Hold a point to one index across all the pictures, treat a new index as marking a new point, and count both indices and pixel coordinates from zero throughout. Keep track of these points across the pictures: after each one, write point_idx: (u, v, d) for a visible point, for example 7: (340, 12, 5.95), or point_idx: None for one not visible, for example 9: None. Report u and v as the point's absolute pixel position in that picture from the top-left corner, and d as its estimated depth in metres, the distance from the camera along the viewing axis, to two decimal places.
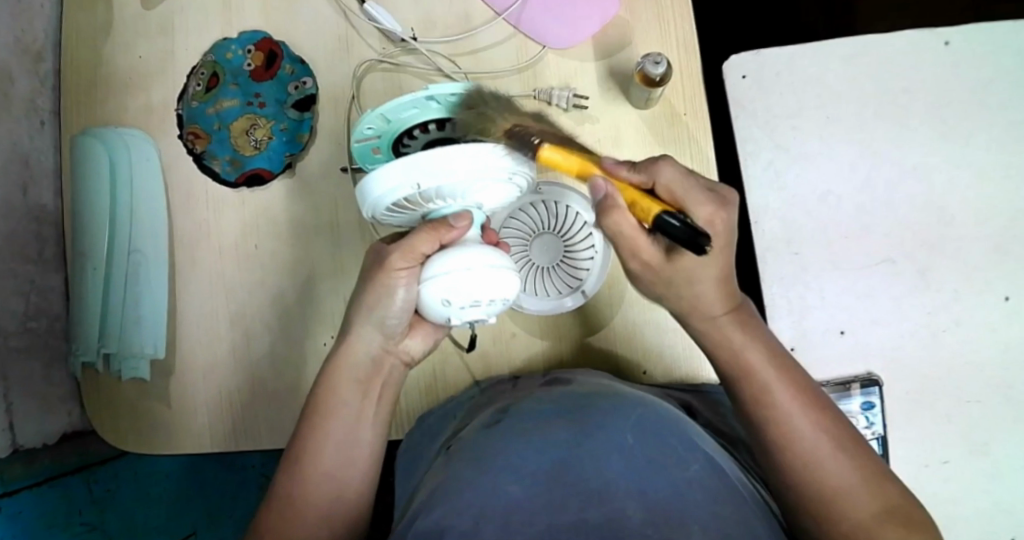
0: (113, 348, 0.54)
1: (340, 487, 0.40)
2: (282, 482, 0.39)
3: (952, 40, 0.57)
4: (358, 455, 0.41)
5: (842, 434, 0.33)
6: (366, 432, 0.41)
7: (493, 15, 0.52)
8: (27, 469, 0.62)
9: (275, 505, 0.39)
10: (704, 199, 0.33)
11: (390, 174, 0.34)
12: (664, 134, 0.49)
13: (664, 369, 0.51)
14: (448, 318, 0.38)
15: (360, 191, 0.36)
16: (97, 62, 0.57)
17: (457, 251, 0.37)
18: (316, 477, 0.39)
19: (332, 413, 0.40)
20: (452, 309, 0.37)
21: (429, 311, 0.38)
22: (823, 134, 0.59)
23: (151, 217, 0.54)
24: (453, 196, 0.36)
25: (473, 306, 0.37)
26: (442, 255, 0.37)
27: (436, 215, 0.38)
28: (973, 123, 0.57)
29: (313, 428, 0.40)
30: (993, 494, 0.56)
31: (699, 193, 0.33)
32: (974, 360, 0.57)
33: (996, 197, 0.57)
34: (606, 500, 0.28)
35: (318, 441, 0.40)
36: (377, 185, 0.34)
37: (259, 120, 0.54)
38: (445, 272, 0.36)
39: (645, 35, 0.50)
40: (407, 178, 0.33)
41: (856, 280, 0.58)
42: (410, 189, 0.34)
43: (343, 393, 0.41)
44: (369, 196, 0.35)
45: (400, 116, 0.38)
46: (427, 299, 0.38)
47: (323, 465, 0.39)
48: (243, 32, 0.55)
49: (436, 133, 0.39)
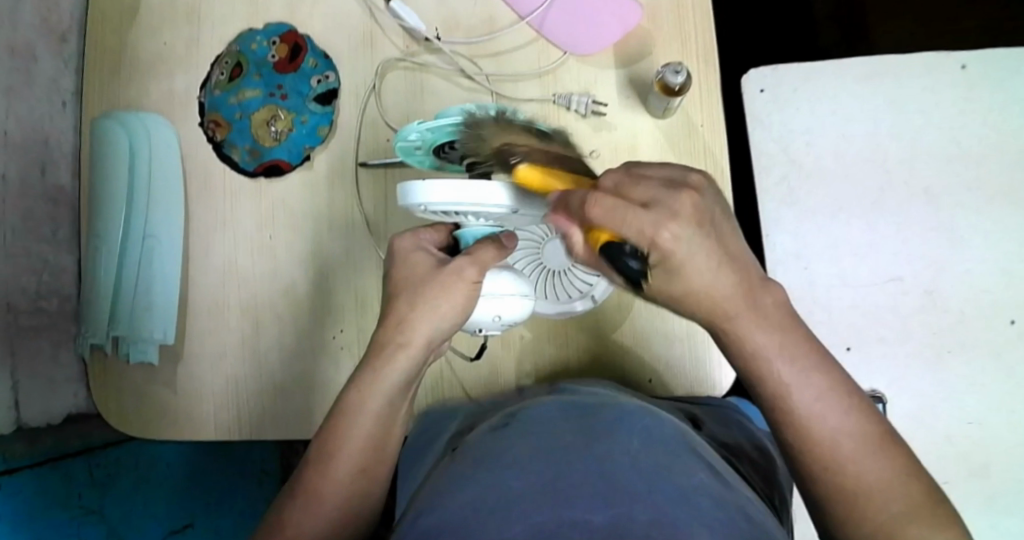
0: (123, 331, 0.54)
1: (365, 484, 0.40)
2: (306, 473, 0.39)
3: (968, 64, 0.58)
4: (388, 451, 0.41)
5: (875, 433, 0.31)
6: (397, 430, 0.41)
7: (516, 19, 0.53)
8: (31, 447, 0.63)
9: (302, 499, 0.38)
10: (650, 222, 0.29)
11: (447, 188, 0.36)
12: (680, 144, 0.50)
13: (667, 377, 0.51)
14: (481, 328, 0.44)
15: (428, 188, 0.36)
16: (121, 45, 0.57)
17: (509, 276, 0.44)
18: (340, 479, 0.38)
19: (365, 409, 0.39)
20: (500, 322, 0.44)
21: (469, 323, 0.44)
22: (837, 152, 0.59)
23: (167, 203, 0.55)
24: (504, 218, 0.40)
25: (515, 319, 0.45)
26: (496, 276, 0.43)
27: (472, 236, 0.43)
28: (985, 146, 0.58)
29: (339, 430, 0.39)
30: (992, 515, 0.56)
31: (631, 213, 0.29)
32: (980, 380, 0.57)
33: (1006, 221, 0.58)
34: (610, 503, 0.27)
35: (347, 437, 0.39)
36: (454, 197, 0.36)
37: (279, 112, 0.55)
38: (504, 294, 0.43)
39: (666, 46, 0.51)
40: (464, 196, 0.36)
41: (863, 298, 0.59)
42: (462, 205, 0.36)
43: (382, 391, 0.39)
44: (414, 201, 0.36)
45: (461, 130, 0.41)
46: (478, 314, 0.43)
47: (352, 463, 0.39)
48: (268, 25, 0.56)
49: (472, 143, 0.41)
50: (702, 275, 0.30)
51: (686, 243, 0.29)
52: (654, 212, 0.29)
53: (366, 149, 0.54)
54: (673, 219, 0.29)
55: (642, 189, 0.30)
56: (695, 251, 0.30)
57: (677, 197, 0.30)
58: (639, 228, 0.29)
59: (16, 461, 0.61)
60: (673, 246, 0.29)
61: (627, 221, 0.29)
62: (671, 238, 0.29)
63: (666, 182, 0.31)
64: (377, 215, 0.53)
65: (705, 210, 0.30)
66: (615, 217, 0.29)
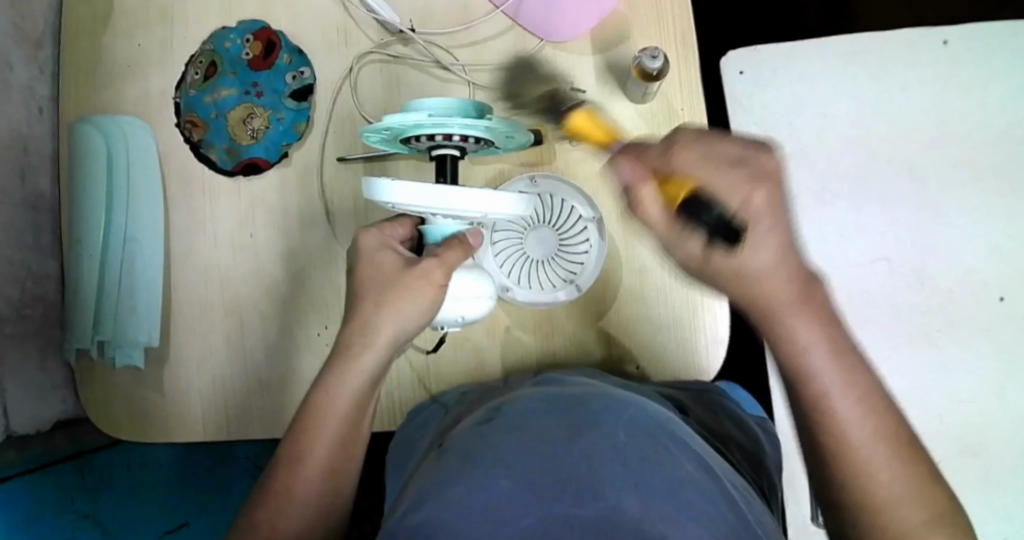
0: (108, 336, 0.54)
1: (337, 480, 0.38)
2: (277, 471, 0.37)
3: (951, 40, 0.57)
4: (357, 444, 0.40)
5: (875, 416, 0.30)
6: (365, 423, 0.41)
7: (492, 8, 0.53)
8: (21, 455, 0.63)
9: (272, 497, 0.37)
10: (742, 181, 0.28)
11: (415, 188, 0.36)
12: (660, 129, 0.49)
13: (654, 364, 0.51)
14: (442, 325, 0.45)
15: (394, 187, 0.35)
16: (95, 48, 0.57)
17: (475, 275, 0.44)
18: (311, 472, 0.37)
19: (334, 403, 0.38)
20: (462, 321, 0.45)
21: (437, 318, 0.44)
22: (820, 133, 0.59)
23: (146, 205, 0.54)
24: (471, 218, 0.41)
25: (475, 321, 0.46)
26: (462, 275, 0.44)
27: (438, 233, 0.42)
28: (969, 122, 0.57)
29: (311, 429, 0.38)
30: (985, 493, 0.56)
31: (727, 172, 0.28)
32: (969, 358, 0.57)
33: (992, 196, 0.57)
34: (598, 497, 0.26)
35: (315, 432, 0.38)
36: (421, 197, 0.35)
37: (256, 110, 0.54)
38: (470, 294, 0.44)
39: (644, 30, 0.51)
40: (436, 198, 0.36)
41: (849, 279, 0.58)
42: (429, 206, 0.36)
43: (350, 382, 0.39)
44: (379, 199, 0.36)
45: (427, 126, 0.37)
46: (444, 311, 0.44)
47: (321, 458, 0.38)
48: (242, 22, 0.55)
49: (443, 141, 0.40)
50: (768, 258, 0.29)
51: (776, 205, 0.29)
52: (746, 172, 0.28)
53: (346, 145, 0.53)
54: (767, 182, 0.28)
55: (726, 146, 0.29)
56: (776, 227, 0.29)
57: (761, 156, 0.29)
58: (734, 182, 0.28)
59: (7, 469, 0.61)
60: (761, 211, 0.28)
61: (717, 177, 0.28)
62: (762, 201, 0.28)
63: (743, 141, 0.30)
64: (358, 211, 0.52)
65: (784, 174, 0.30)
66: (705, 168, 0.28)
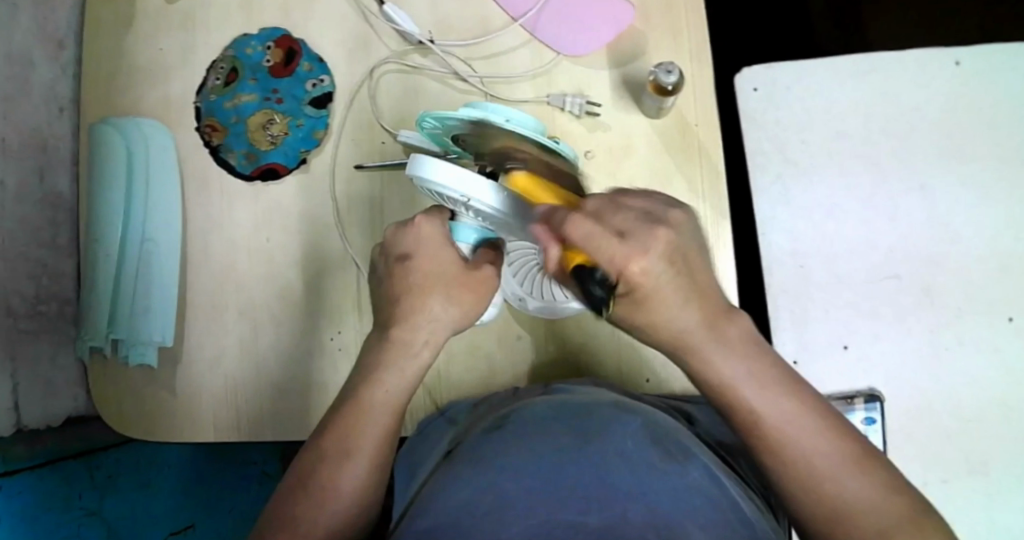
0: (122, 334, 0.54)
1: (375, 473, 0.38)
2: (314, 465, 0.37)
3: (962, 60, 0.58)
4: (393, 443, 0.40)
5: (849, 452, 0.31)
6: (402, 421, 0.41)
7: (509, 20, 0.53)
8: (31, 449, 0.63)
9: (314, 488, 0.36)
10: (620, 253, 0.29)
11: (459, 173, 0.33)
12: (674, 143, 0.50)
13: (662, 375, 0.51)
14: None
15: (438, 170, 0.33)
16: (117, 51, 0.58)
17: None
18: (353, 470, 0.37)
19: (372, 401, 0.38)
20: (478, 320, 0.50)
21: None
22: (831, 149, 0.60)
23: (165, 206, 0.55)
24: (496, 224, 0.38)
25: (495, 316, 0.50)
26: None
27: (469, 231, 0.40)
28: (978, 143, 0.58)
29: (350, 425, 0.38)
30: (986, 512, 0.56)
31: (609, 243, 0.29)
32: (977, 376, 0.57)
33: (999, 216, 0.58)
34: (606, 506, 0.27)
35: (356, 427, 0.38)
36: (461, 187, 0.33)
37: (275, 116, 0.55)
38: None
39: (660, 45, 0.51)
40: (475, 191, 0.33)
41: (857, 294, 0.59)
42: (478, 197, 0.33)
43: (374, 382, 0.39)
44: (421, 177, 0.33)
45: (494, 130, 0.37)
46: None
47: (363, 451, 0.37)
48: (263, 29, 0.56)
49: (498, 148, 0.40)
50: (684, 303, 0.31)
51: (655, 277, 0.30)
52: (631, 243, 0.29)
53: (363, 152, 0.54)
54: (643, 255, 0.29)
55: (620, 218, 0.31)
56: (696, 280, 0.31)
57: (653, 233, 0.30)
58: (612, 257, 0.29)
59: (16, 463, 0.61)
60: (642, 279, 0.30)
61: (602, 249, 0.29)
62: (640, 273, 0.29)
63: (645, 214, 0.31)
64: (373, 217, 0.53)
65: (679, 247, 0.31)
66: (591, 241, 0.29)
